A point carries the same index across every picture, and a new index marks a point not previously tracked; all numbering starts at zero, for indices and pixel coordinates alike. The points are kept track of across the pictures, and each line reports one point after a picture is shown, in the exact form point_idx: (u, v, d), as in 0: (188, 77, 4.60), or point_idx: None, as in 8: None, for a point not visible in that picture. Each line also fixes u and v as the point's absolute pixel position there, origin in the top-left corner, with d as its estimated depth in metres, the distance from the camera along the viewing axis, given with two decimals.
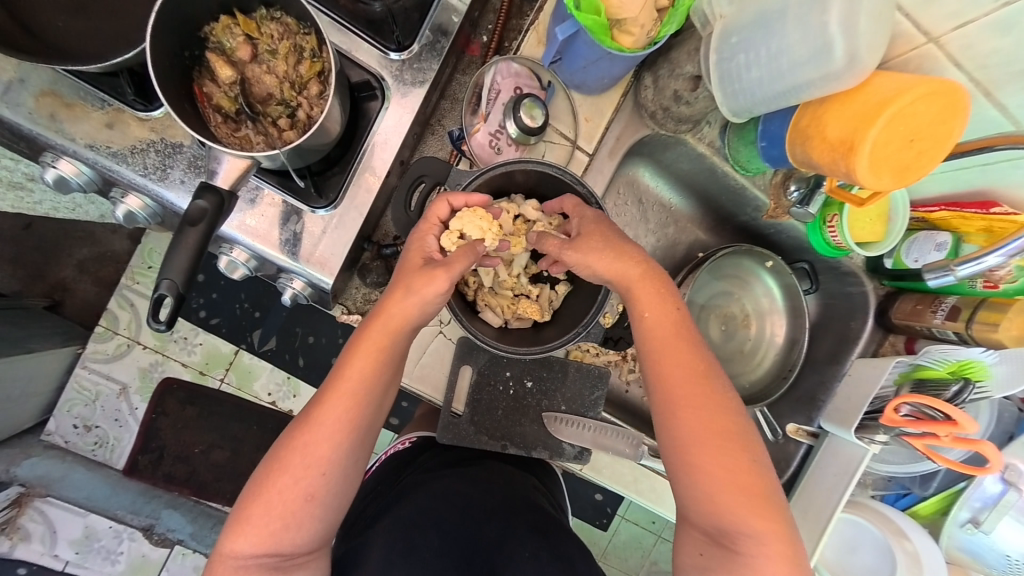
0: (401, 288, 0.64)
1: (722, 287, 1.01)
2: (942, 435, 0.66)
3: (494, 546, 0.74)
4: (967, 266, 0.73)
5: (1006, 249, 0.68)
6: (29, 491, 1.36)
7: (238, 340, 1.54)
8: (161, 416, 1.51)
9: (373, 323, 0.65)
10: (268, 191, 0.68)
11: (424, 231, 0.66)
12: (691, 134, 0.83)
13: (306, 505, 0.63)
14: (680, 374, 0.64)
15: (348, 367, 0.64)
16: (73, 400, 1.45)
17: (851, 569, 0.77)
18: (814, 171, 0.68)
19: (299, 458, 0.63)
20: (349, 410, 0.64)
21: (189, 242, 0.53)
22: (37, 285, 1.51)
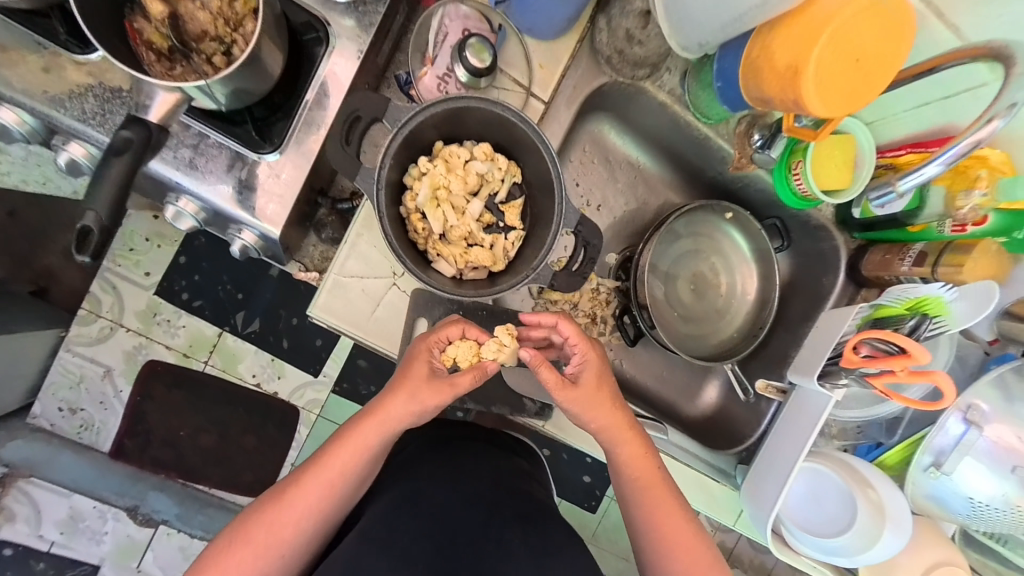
0: (405, 393, 0.70)
1: (690, 246, 1.00)
2: (897, 370, 0.64)
3: (476, 529, 0.73)
4: (909, 179, 0.67)
5: (945, 155, 0.61)
6: (14, 472, 1.38)
7: (221, 322, 1.53)
8: (147, 400, 1.49)
9: (367, 418, 0.71)
10: (213, 138, 0.68)
11: (423, 351, 0.71)
12: (649, 82, 0.81)
13: (268, 573, 0.68)
14: (656, 502, 0.75)
15: (338, 451, 0.70)
16: (58, 384, 1.43)
17: (816, 519, 0.75)
18: (764, 105, 0.66)
19: (275, 525, 0.68)
20: (330, 484, 0.70)
21: (115, 173, 0.52)
22: (23, 273, 1.46)
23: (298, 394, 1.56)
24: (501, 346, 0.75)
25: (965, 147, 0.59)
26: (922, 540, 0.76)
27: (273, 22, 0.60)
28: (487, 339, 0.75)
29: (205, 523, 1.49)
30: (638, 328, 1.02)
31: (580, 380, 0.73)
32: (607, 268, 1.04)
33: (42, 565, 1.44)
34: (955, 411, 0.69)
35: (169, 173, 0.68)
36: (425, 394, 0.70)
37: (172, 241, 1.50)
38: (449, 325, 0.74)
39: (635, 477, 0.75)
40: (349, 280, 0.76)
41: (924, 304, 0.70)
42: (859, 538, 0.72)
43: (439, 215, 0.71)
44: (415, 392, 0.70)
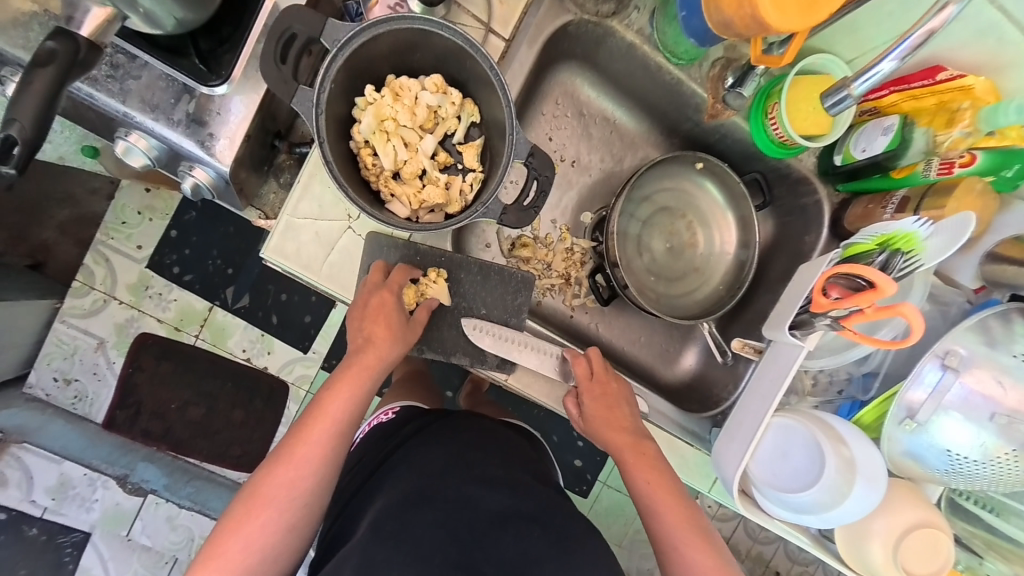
0: (384, 338, 0.72)
1: (666, 202, 0.97)
2: (864, 306, 0.60)
3: (492, 521, 0.69)
4: (862, 81, 0.60)
5: (896, 50, 0.55)
6: (6, 437, 1.34)
7: (211, 296, 1.51)
8: (137, 371, 1.47)
9: (351, 367, 0.71)
10: (157, 68, 0.66)
11: (382, 292, 0.73)
12: (618, 19, 0.81)
13: (284, 538, 0.65)
14: (651, 480, 0.73)
15: (332, 403, 0.69)
16: (53, 354, 1.43)
17: (782, 475, 0.70)
18: (728, 33, 0.64)
19: (278, 494, 0.65)
20: (331, 439, 0.68)
21: (42, 84, 0.51)
22: (20, 246, 1.47)
23: (286, 370, 1.54)
24: (429, 287, 0.78)
25: (919, 38, 0.53)
26: (900, 502, 0.72)
27: None
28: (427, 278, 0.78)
29: (192, 495, 1.44)
30: (611, 288, 0.98)
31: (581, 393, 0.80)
32: (583, 228, 0.99)
33: (34, 531, 1.44)
34: (931, 357, 0.65)
35: (114, 107, 0.67)
36: (388, 338, 0.73)
37: (163, 214, 1.50)
38: (396, 270, 0.75)
39: (642, 477, 0.73)
40: (301, 222, 0.74)
41: (893, 240, 0.66)
42: (825, 493, 0.67)
43: (389, 150, 0.69)
44: (371, 331, 0.72)
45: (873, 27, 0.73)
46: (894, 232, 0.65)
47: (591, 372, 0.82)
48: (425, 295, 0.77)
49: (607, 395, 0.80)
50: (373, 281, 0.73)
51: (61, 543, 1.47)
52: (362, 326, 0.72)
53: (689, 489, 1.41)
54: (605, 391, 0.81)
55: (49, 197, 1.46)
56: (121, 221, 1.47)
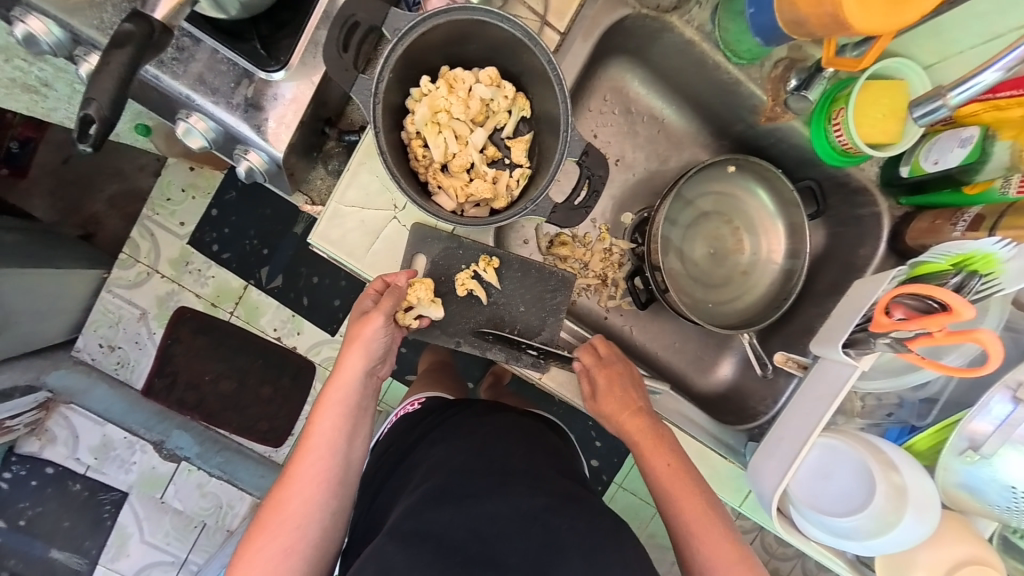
0: (355, 351, 0.72)
1: (712, 206, 0.94)
2: (934, 330, 0.57)
3: (520, 522, 0.67)
4: (959, 91, 0.59)
5: (1003, 60, 0.54)
6: (57, 397, 1.42)
7: (247, 275, 1.56)
8: (175, 343, 1.54)
9: (329, 386, 0.71)
10: (221, 53, 0.68)
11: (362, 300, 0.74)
12: (677, 16, 0.78)
13: (285, 562, 0.65)
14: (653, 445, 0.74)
15: (313, 423, 0.70)
16: (99, 321, 1.49)
17: (826, 498, 0.67)
18: (800, 30, 0.60)
19: (277, 519, 0.66)
20: (317, 458, 0.69)
21: (118, 64, 0.53)
22: (72, 217, 1.54)
23: (313, 351, 1.58)
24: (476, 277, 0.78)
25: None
26: (945, 534, 0.69)
27: None
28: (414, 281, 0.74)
29: (222, 465, 1.50)
30: (649, 291, 0.96)
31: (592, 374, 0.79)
32: (623, 229, 0.98)
33: (78, 487, 1.53)
34: (1001, 387, 0.60)
35: (177, 88, 0.69)
36: (363, 345, 0.72)
37: (206, 192, 1.55)
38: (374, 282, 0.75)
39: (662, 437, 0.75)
40: (348, 209, 0.75)
41: (970, 260, 0.61)
42: (871, 520, 0.65)
43: (440, 141, 0.68)
44: (346, 347, 0.73)
45: (959, 28, 0.68)
46: (972, 251, 0.60)
47: (602, 359, 0.80)
48: (475, 281, 0.78)
49: (622, 379, 0.79)
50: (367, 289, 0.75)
51: (101, 500, 1.55)
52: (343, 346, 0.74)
53: None
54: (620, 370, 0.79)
55: (101, 171, 1.53)
56: (166, 197, 1.52)
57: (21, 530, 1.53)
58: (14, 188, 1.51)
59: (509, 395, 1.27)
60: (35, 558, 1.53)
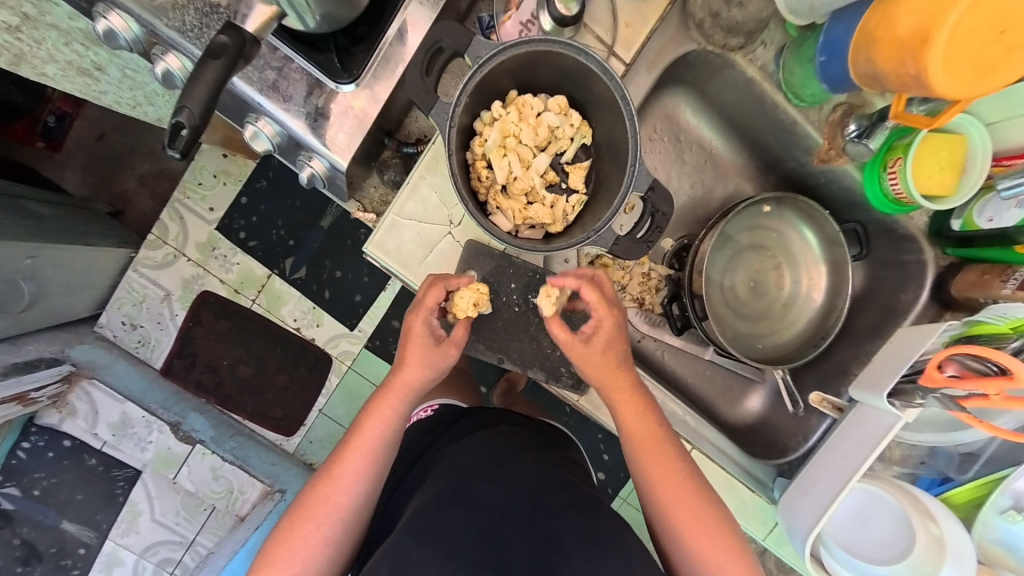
0: (411, 362, 0.73)
1: (756, 241, 0.95)
2: (991, 393, 0.57)
3: (528, 528, 0.69)
4: None
5: None
6: (78, 370, 1.43)
7: (271, 264, 1.58)
8: (197, 326, 1.55)
9: (387, 393, 0.75)
10: (296, 62, 0.69)
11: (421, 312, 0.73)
12: (742, 53, 0.78)
13: (324, 549, 0.68)
14: (627, 415, 0.74)
15: (367, 424, 0.73)
16: (124, 299, 1.51)
17: (862, 542, 0.68)
18: (880, 85, 0.60)
19: (321, 508, 0.69)
20: (369, 459, 0.72)
21: (211, 74, 0.54)
22: (103, 193, 1.56)
23: (332, 344, 1.60)
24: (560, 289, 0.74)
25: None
26: None
27: None
28: (465, 288, 0.74)
29: (236, 450, 1.54)
30: (684, 319, 0.97)
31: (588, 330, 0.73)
32: (662, 254, 0.99)
33: (94, 461, 1.56)
34: None
35: (251, 93, 0.70)
36: (425, 353, 0.73)
37: (236, 179, 1.57)
38: (428, 290, 0.72)
39: (617, 400, 0.74)
40: (405, 221, 0.76)
41: None
42: (908, 569, 0.65)
43: (505, 164, 0.69)
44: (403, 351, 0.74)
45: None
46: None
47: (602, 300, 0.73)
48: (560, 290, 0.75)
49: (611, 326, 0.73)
50: (429, 277, 0.74)
51: (115, 476, 1.58)
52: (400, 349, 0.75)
53: None
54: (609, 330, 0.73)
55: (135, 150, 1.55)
56: (199, 182, 1.54)
57: (35, 499, 1.54)
58: (49, 160, 1.53)
59: (521, 404, 1.29)
60: (47, 528, 1.55)
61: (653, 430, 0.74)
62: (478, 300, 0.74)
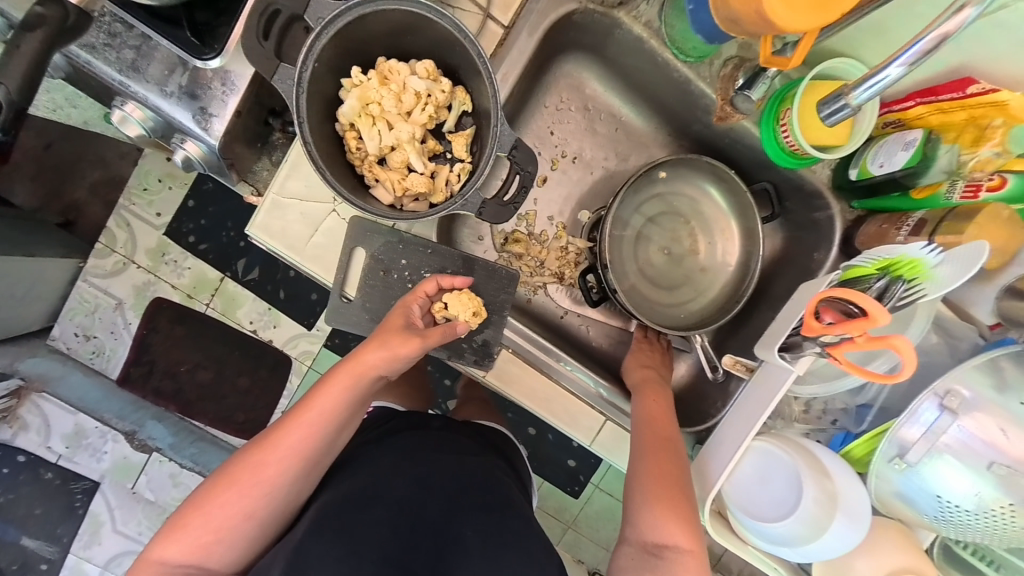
0: (376, 340, 0.68)
1: (669, 206, 0.93)
2: (856, 334, 0.55)
3: (438, 535, 0.69)
4: (865, 87, 0.54)
5: (903, 55, 0.48)
6: (27, 384, 1.40)
7: (224, 266, 1.48)
8: (153, 333, 1.47)
9: (342, 367, 0.67)
10: (155, 41, 0.67)
11: (412, 298, 0.73)
12: (624, 11, 0.77)
13: (242, 524, 0.63)
14: (658, 403, 0.79)
15: (315, 401, 0.66)
16: (76, 309, 1.43)
17: (759, 501, 0.67)
18: (736, 25, 0.59)
19: (247, 478, 0.63)
20: (308, 436, 0.65)
21: (30, 50, 0.53)
22: (52, 203, 1.45)
23: (291, 345, 1.51)
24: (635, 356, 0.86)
25: (930, 42, 0.46)
26: (884, 543, 0.66)
27: None
28: (459, 290, 0.75)
29: (196, 456, 1.45)
30: (601, 290, 0.93)
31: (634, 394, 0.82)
32: (581, 227, 0.96)
33: (50, 475, 1.52)
34: (929, 395, 0.57)
35: (107, 75, 0.68)
36: (406, 346, 0.67)
37: (183, 182, 1.47)
38: (427, 282, 0.74)
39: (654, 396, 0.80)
40: (288, 201, 0.74)
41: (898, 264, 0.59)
42: (802, 526, 0.63)
43: (375, 133, 0.67)
44: (381, 326, 0.70)
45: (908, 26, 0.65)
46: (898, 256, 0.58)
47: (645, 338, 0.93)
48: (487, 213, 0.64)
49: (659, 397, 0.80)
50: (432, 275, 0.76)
51: (73, 489, 1.54)
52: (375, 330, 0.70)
53: None
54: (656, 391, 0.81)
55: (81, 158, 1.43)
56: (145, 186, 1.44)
57: None
58: None
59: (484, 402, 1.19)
60: (7, 543, 1.53)
61: (661, 419, 0.77)
62: (473, 310, 0.75)
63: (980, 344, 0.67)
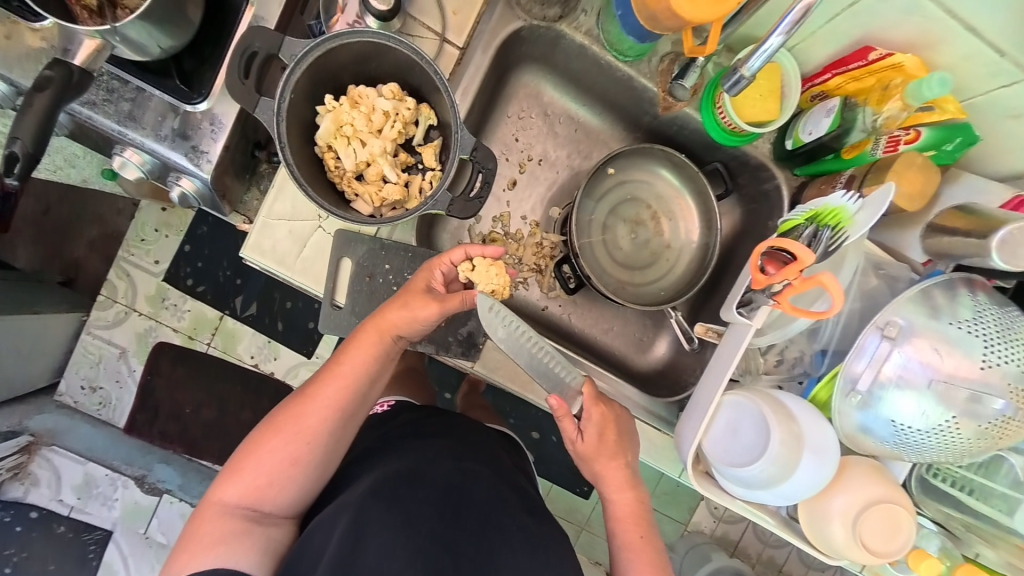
0: (399, 300, 0.73)
1: (629, 192, 1.00)
2: (793, 278, 0.64)
3: (483, 524, 0.68)
4: (755, 58, 0.61)
5: (780, 26, 0.56)
6: (38, 439, 1.36)
7: (222, 305, 1.49)
8: (155, 377, 1.48)
9: (368, 324, 0.73)
10: (149, 92, 0.75)
11: (433, 266, 0.76)
12: (566, 23, 0.86)
13: (290, 469, 0.69)
14: (607, 444, 0.75)
15: (345, 356, 0.72)
16: (80, 362, 1.44)
17: (732, 452, 0.71)
18: (656, 24, 0.71)
19: (290, 427, 0.70)
20: (341, 389, 0.72)
21: (40, 105, 0.61)
22: (53, 264, 1.49)
23: (292, 374, 1.52)
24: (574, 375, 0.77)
25: (798, 13, 0.54)
26: (862, 475, 0.71)
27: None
28: (481, 259, 0.77)
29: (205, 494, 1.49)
30: (577, 278, 0.99)
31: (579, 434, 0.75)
32: (553, 223, 1.02)
33: (63, 528, 1.42)
34: (871, 329, 0.65)
35: (105, 126, 0.76)
36: (426, 307, 0.72)
37: (179, 230, 1.48)
38: (454, 250, 0.77)
39: (601, 438, 0.75)
40: (276, 222, 0.80)
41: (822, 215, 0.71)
42: (773, 466, 0.67)
43: (351, 151, 0.75)
44: (405, 288, 0.75)
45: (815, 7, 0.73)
46: (826, 206, 0.70)
47: (598, 392, 0.77)
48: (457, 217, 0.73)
49: (606, 431, 0.75)
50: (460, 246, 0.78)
51: (87, 540, 1.45)
52: (397, 293, 0.75)
53: (694, 492, 1.40)
54: (609, 424, 0.76)
55: (82, 218, 1.48)
56: (142, 237, 1.47)
57: None
58: None
59: (481, 406, 1.23)
60: None
61: (614, 455, 0.75)
62: (493, 288, 0.78)
63: (913, 280, 0.76)
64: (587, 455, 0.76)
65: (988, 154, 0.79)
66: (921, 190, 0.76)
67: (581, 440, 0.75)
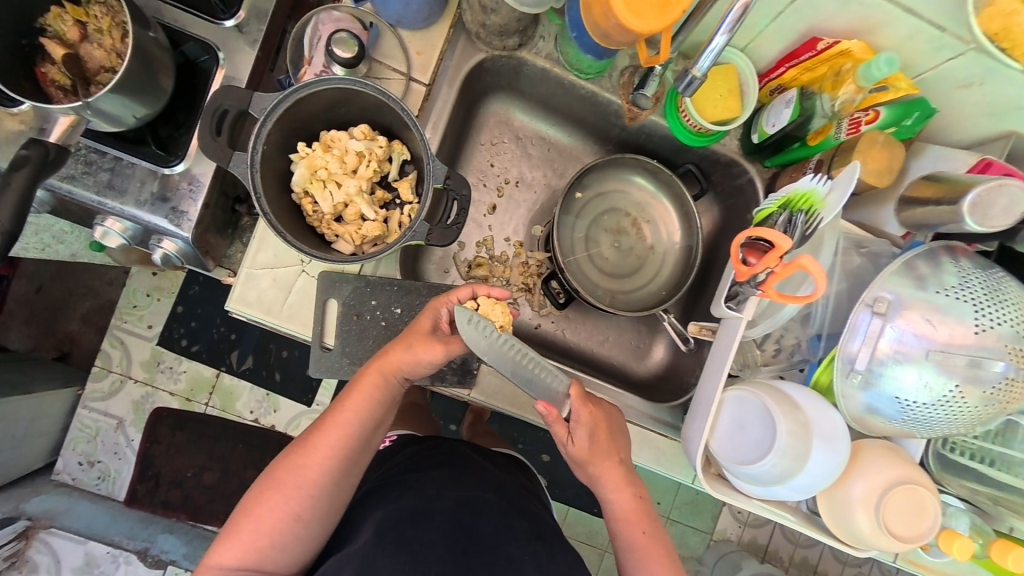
0: (403, 342, 0.72)
1: (608, 202, 1.02)
2: (774, 266, 0.65)
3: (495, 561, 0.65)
4: (704, 59, 0.64)
5: (723, 24, 0.58)
6: (35, 524, 1.31)
7: (218, 362, 1.47)
8: (155, 445, 1.44)
9: (370, 368, 0.72)
10: (127, 160, 0.77)
11: (438, 305, 0.76)
12: (526, 50, 0.89)
13: (292, 526, 0.67)
14: (603, 445, 0.73)
15: (346, 403, 0.71)
16: (78, 438, 1.41)
17: (741, 449, 0.69)
18: (609, 40, 0.73)
19: (291, 481, 0.68)
20: (343, 437, 0.70)
21: (18, 185, 0.61)
22: (46, 341, 1.48)
23: (293, 425, 1.49)
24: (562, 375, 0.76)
25: (737, 12, 0.56)
26: (874, 453, 0.69)
27: (164, 62, 0.72)
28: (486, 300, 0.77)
29: None
30: (567, 293, 0.99)
31: (571, 437, 0.72)
32: (536, 241, 1.03)
33: None
34: (860, 307, 0.65)
35: (86, 198, 0.77)
36: (432, 349, 0.71)
37: (170, 292, 1.47)
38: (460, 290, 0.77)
39: (596, 440, 0.73)
40: (261, 271, 0.81)
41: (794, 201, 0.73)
42: (783, 459, 0.66)
43: (330, 194, 0.77)
44: (409, 329, 0.74)
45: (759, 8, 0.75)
46: (798, 191, 0.72)
47: (586, 392, 0.75)
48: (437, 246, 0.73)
49: (602, 429, 0.74)
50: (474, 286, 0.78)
51: None
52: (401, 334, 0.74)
53: (716, 499, 1.36)
54: (603, 423, 0.74)
55: (74, 292, 1.48)
56: (134, 304, 1.45)
57: None
58: None
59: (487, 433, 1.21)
60: None
61: (610, 454, 0.73)
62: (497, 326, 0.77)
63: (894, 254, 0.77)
64: (583, 459, 0.73)
65: (944, 125, 0.81)
66: (886, 166, 0.79)
67: (576, 443, 0.72)
